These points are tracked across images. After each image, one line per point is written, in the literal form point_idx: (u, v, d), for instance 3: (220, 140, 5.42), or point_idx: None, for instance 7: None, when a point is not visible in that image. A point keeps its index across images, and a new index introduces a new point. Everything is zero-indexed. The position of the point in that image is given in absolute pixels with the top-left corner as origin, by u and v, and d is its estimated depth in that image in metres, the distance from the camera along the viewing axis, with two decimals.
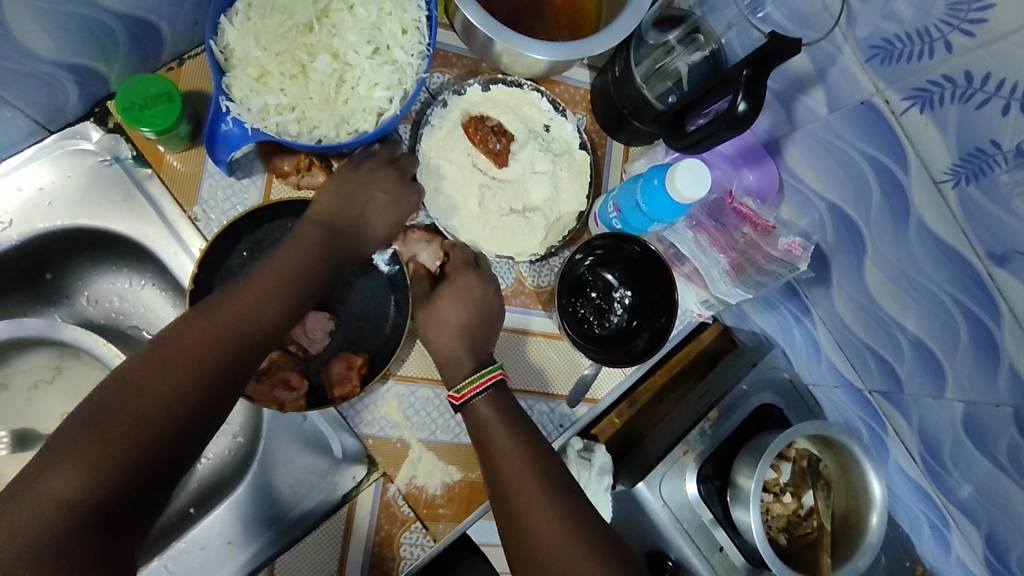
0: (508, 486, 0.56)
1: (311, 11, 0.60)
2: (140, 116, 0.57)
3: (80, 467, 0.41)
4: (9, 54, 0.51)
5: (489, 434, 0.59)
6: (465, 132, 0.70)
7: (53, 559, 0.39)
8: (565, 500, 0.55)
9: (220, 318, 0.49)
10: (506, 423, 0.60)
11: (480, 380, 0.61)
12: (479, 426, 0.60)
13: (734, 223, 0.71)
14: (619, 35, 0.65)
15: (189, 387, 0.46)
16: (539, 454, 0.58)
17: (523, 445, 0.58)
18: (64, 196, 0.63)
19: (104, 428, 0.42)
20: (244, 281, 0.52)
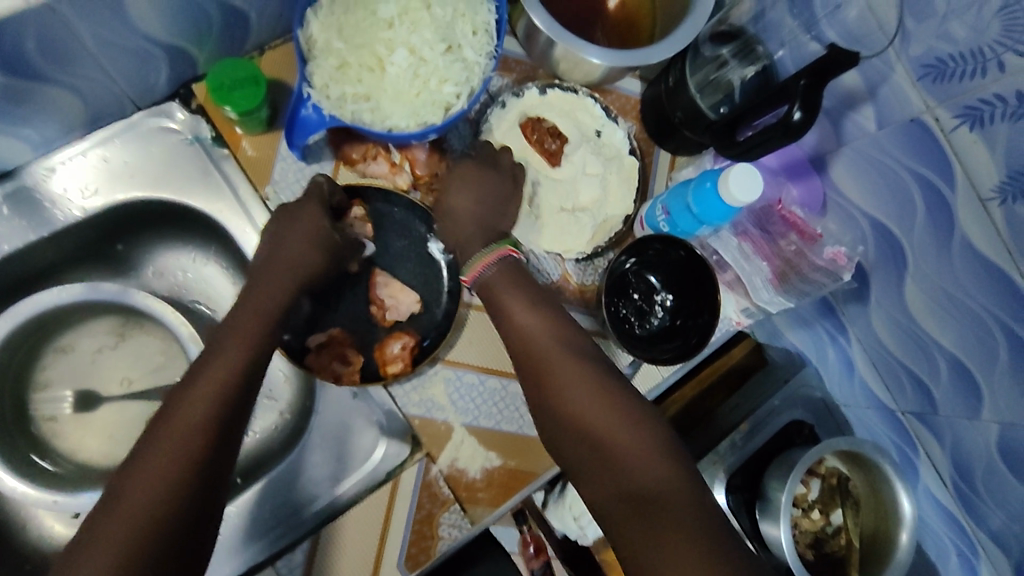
0: (524, 340, 0.62)
1: (392, 9, 0.64)
2: (227, 95, 0.60)
3: (173, 439, 0.49)
4: (117, 28, 0.53)
5: (506, 309, 0.63)
6: (523, 132, 0.73)
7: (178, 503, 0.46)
8: (593, 373, 0.59)
9: (235, 328, 0.58)
10: (525, 304, 0.63)
11: (491, 255, 0.65)
12: (496, 294, 0.64)
13: (781, 231, 0.72)
14: (676, 47, 0.68)
15: (227, 376, 0.54)
16: (557, 330, 0.62)
17: (539, 317, 0.63)
18: (145, 170, 0.67)
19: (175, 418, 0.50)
20: (258, 287, 0.61)
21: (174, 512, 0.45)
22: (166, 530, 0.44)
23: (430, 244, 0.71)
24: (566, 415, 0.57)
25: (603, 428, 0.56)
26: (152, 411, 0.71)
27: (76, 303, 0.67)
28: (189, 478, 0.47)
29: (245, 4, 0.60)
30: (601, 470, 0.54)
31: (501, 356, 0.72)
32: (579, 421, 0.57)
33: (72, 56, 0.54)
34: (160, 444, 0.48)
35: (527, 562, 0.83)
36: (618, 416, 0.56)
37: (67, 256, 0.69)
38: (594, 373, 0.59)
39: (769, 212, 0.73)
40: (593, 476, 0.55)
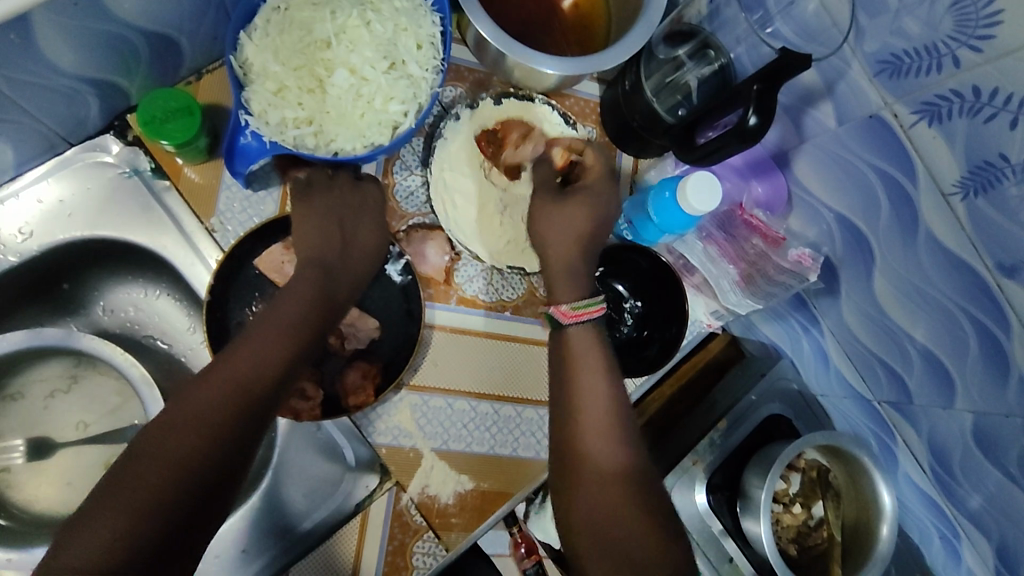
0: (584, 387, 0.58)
1: (330, 27, 0.61)
2: (160, 129, 0.58)
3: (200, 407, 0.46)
4: (32, 69, 0.50)
5: (578, 368, 0.58)
6: (477, 146, 0.71)
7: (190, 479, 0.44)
8: (637, 475, 0.55)
9: (286, 307, 0.54)
10: (598, 369, 0.59)
11: (589, 307, 0.60)
12: (566, 353, 0.59)
13: (745, 234, 0.71)
14: (630, 52, 0.67)
15: (280, 357, 0.51)
16: (622, 412, 0.57)
17: (608, 384, 0.58)
18: (83, 207, 0.64)
19: (214, 379, 0.48)
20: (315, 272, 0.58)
21: (193, 484, 0.43)
22: (167, 510, 0.42)
23: (387, 266, 0.69)
24: (601, 505, 0.53)
25: (636, 538, 0.52)
26: (110, 455, 0.69)
27: (20, 350, 0.64)
28: (208, 457, 0.45)
29: (174, 32, 0.57)
30: (625, 575, 0.51)
31: (467, 376, 0.70)
32: (614, 523, 0.52)
33: None
34: (195, 405, 0.46)
35: (519, 563, 0.78)
36: (654, 528, 0.53)
37: (9, 301, 0.66)
38: (641, 473, 0.56)
39: (732, 216, 0.72)
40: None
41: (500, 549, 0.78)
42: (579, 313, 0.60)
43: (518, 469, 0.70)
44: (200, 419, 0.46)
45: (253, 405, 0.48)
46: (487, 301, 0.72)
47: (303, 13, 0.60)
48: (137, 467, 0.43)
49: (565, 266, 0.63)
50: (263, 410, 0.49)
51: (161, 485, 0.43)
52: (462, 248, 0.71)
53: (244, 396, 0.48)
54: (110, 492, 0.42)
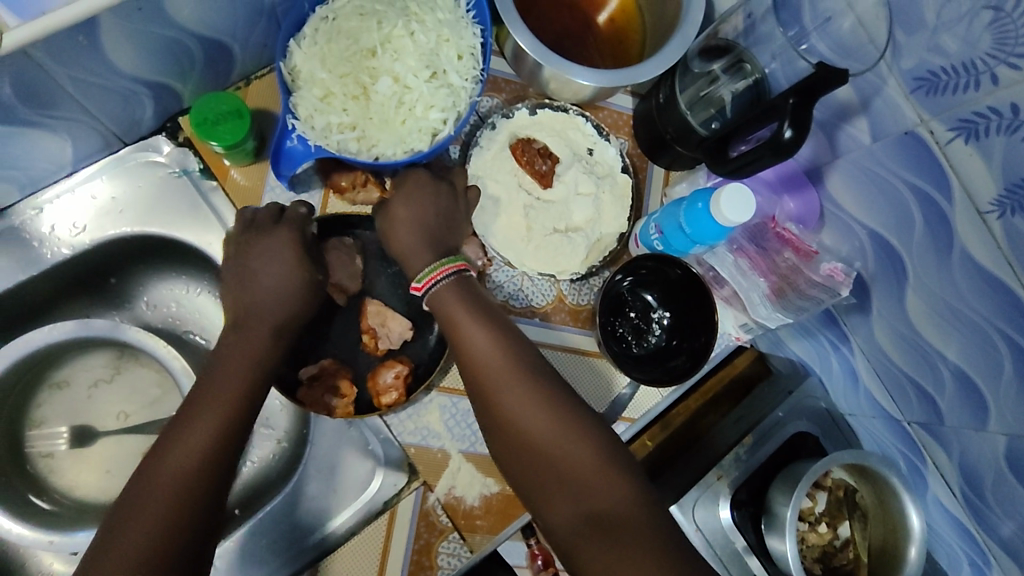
0: (471, 352, 0.59)
1: (375, 36, 0.63)
2: (211, 130, 0.60)
3: (171, 471, 0.49)
4: (97, 69, 0.53)
5: (465, 326, 0.60)
6: (512, 154, 0.72)
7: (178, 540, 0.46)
8: (549, 399, 0.57)
9: (240, 354, 0.56)
10: (491, 332, 0.60)
11: (440, 268, 0.61)
12: (449, 310, 0.61)
13: (776, 247, 0.72)
14: (665, 64, 0.68)
15: (226, 414, 0.53)
16: (521, 359, 0.59)
17: (489, 335, 0.59)
18: (135, 204, 0.67)
19: (170, 459, 0.49)
20: (254, 311, 0.59)
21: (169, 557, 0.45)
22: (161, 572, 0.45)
23: None
24: (521, 440, 0.56)
25: (569, 458, 0.54)
26: (148, 444, 0.71)
27: (69, 339, 0.67)
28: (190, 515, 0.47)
29: (228, 38, 0.60)
30: (572, 496, 0.53)
31: None
32: (540, 452, 0.55)
33: (53, 99, 0.53)
34: (153, 486, 0.48)
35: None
36: (581, 441, 0.55)
37: (58, 293, 0.69)
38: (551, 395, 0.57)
39: (764, 229, 0.72)
40: (561, 503, 0.54)
41: (517, 560, 0.76)
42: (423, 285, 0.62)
43: None
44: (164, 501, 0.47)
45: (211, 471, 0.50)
46: (518, 306, 0.73)
47: (350, 22, 0.62)
48: (111, 558, 0.45)
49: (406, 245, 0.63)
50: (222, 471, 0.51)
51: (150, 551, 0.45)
52: (495, 254, 0.72)
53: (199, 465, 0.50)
54: None
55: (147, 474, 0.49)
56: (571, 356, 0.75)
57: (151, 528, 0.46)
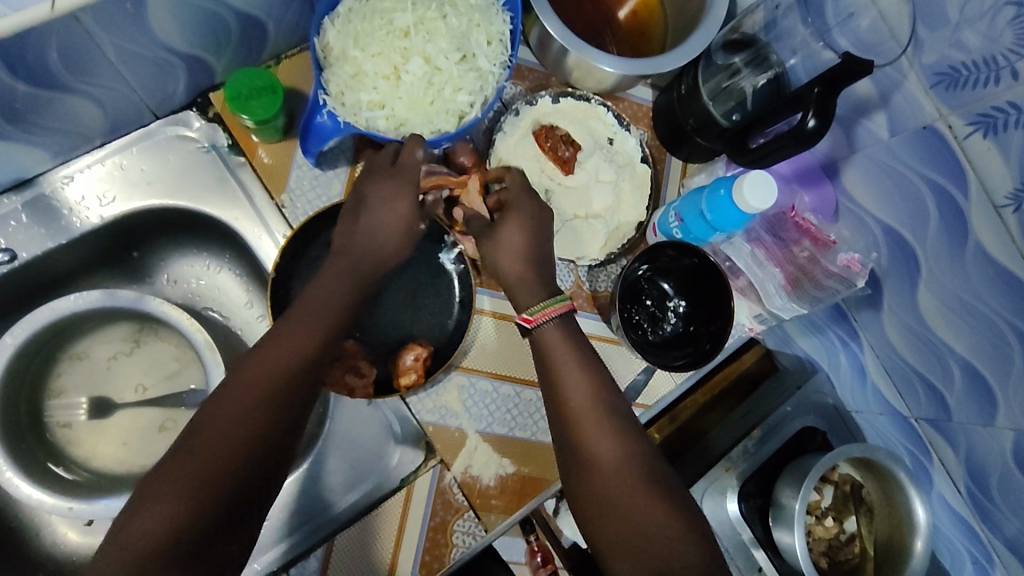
0: (565, 395, 0.56)
1: (409, 18, 0.64)
2: (244, 103, 0.61)
3: (253, 381, 0.49)
4: (139, 38, 0.54)
5: (553, 355, 0.58)
6: (535, 140, 0.74)
7: (255, 446, 0.47)
8: (621, 421, 0.55)
9: (327, 281, 0.56)
10: (580, 363, 0.57)
11: (552, 306, 0.58)
12: (543, 347, 0.58)
13: (794, 237, 0.73)
14: (690, 55, 0.69)
15: (313, 342, 0.53)
16: (601, 382, 0.57)
17: (589, 373, 0.57)
18: (161, 177, 0.67)
19: (255, 367, 0.50)
20: (333, 272, 0.57)
21: (247, 459, 0.46)
22: (233, 480, 0.45)
23: (441, 255, 0.71)
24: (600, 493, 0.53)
25: (621, 491, 0.52)
26: (165, 417, 0.72)
27: (93, 309, 0.67)
28: (269, 425, 0.48)
29: (263, 14, 0.61)
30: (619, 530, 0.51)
31: (517, 362, 0.72)
32: (600, 474, 0.53)
33: (94, 66, 0.54)
34: (234, 393, 0.48)
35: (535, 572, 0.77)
36: (655, 491, 0.52)
37: (84, 263, 0.69)
38: (631, 434, 0.55)
39: (782, 218, 0.73)
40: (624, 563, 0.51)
41: (517, 556, 0.79)
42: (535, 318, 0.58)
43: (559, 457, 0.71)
44: (205, 459, 0.45)
45: (258, 436, 0.47)
46: None
47: (386, 2, 0.63)
48: (183, 457, 0.45)
49: (520, 279, 0.60)
50: (274, 431, 0.48)
51: (227, 455, 0.46)
52: None
53: (246, 428, 0.47)
54: (164, 478, 0.44)
55: (228, 381, 0.49)
56: (588, 342, 0.75)
57: (229, 434, 0.46)
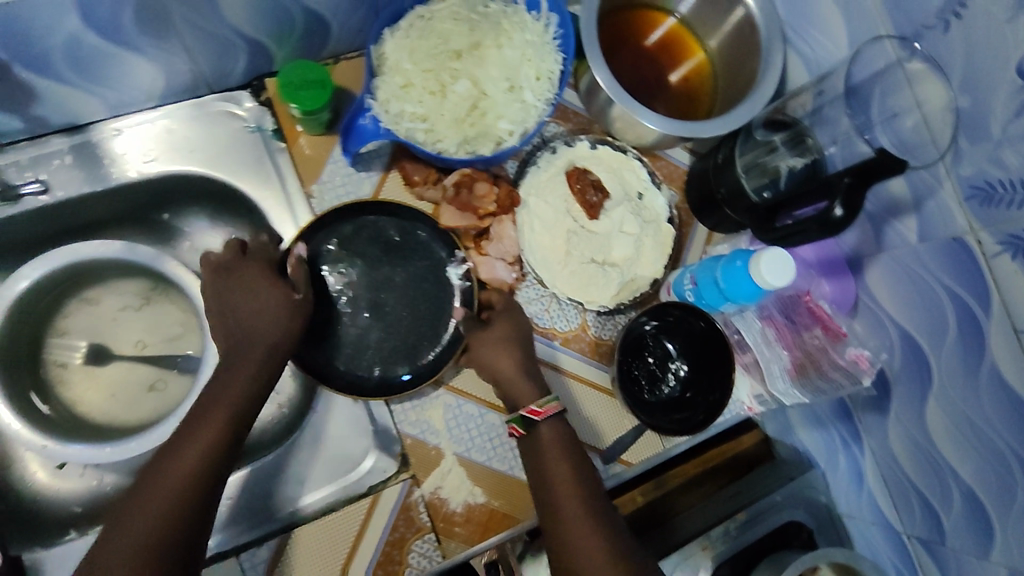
0: (553, 486, 0.56)
1: (464, 42, 0.66)
2: (294, 93, 0.64)
3: (185, 460, 0.50)
4: (208, 14, 0.57)
5: (550, 472, 0.57)
6: (567, 180, 0.74)
7: (180, 516, 0.47)
8: (602, 515, 0.54)
9: (257, 333, 0.58)
10: (569, 456, 0.58)
11: (546, 406, 0.60)
12: (541, 447, 0.59)
13: (806, 322, 0.70)
14: (729, 126, 0.70)
15: (236, 400, 0.54)
16: (591, 486, 0.57)
17: (570, 459, 0.58)
18: (205, 147, 0.70)
19: (187, 444, 0.51)
20: (246, 294, 0.59)
21: (176, 527, 0.47)
22: (168, 547, 0.46)
23: (448, 268, 0.71)
24: None
25: None
26: (158, 377, 0.73)
27: (112, 259, 0.68)
28: (197, 493, 0.49)
29: (329, 14, 0.64)
30: None
31: None
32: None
33: (161, 32, 0.57)
34: (156, 479, 0.49)
35: None
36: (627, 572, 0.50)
37: (117, 215, 0.72)
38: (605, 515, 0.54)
39: (796, 301, 0.71)
40: None
41: None
42: (542, 411, 0.60)
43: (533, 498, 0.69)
44: (140, 534, 0.46)
45: (173, 535, 0.46)
46: (539, 325, 0.74)
47: (445, 24, 0.65)
48: (117, 541, 0.45)
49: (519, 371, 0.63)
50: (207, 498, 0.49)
51: (152, 533, 0.46)
52: (530, 270, 0.74)
53: (179, 497, 0.48)
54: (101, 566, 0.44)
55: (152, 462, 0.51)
56: (580, 386, 0.74)
57: (146, 521, 0.46)
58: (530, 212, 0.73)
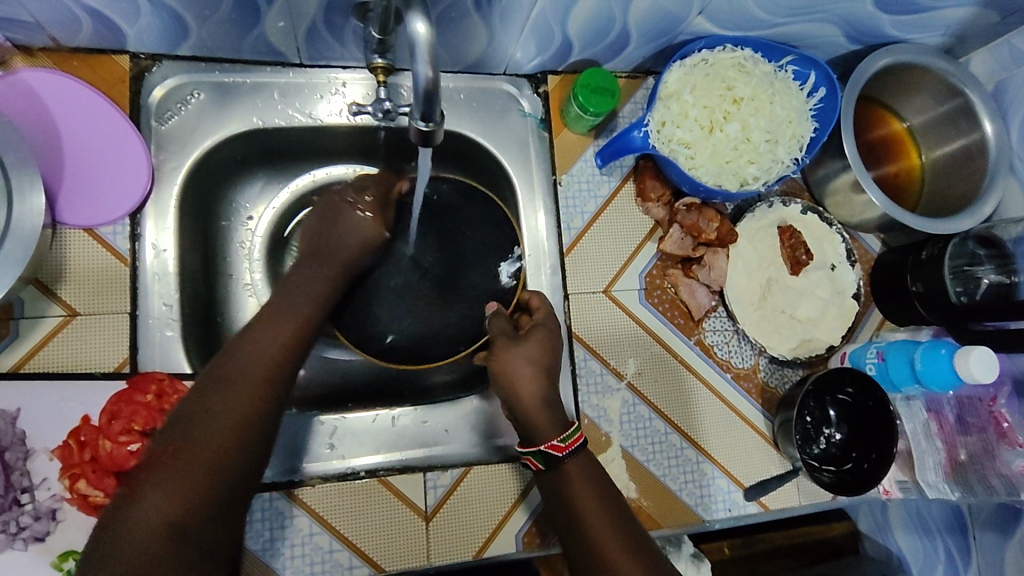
0: (589, 527, 0.59)
1: (745, 91, 0.74)
2: (589, 96, 0.73)
3: (217, 413, 0.50)
4: (556, 14, 0.65)
5: (581, 512, 0.59)
6: (778, 234, 0.81)
7: (224, 462, 0.49)
8: (622, 524, 0.59)
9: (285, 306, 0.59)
10: (599, 495, 0.60)
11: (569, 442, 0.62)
12: (561, 471, 0.61)
13: (981, 423, 0.76)
14: (947, 228, 0.75)
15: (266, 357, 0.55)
16: (627, 524, 0.59)
17: (604, 501, 0.60)
18: (484, 117, 0.78)
19: (217, 396, 0.51)
20: (252, 330, 0.56)
21: (217, 472, 0.48)
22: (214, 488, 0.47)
23: (503, 265, 0.72)
24: None
25: None
26: None
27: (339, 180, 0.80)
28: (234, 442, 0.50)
29: (635, 36, 0.72)
30: None
31: (675, 406, 0.78)
32: None
33: (511, 18, 0.66)
34: (191, 429, 0.49)
35: None
36: None
37: (359, 147, 0.78)
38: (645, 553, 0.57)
39: (977, 404, 0.77)
40: None
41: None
42: (564, 446, 0.61)
43: (677, 507, 0.75)
44: (185, 478, 0.47)
45: (217, 478, 0.48)
46: (718, 355, 0.80)
47: (730, 71, 0.74)
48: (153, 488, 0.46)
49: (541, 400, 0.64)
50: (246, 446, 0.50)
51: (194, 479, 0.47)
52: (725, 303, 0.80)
53: (218, 447, 0.49)
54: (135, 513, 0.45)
55: (177, 417, 0.51)
56: (739, 420, 0.79)
57: (183, 467, 0.47)
58: (738, 254, 0.79)
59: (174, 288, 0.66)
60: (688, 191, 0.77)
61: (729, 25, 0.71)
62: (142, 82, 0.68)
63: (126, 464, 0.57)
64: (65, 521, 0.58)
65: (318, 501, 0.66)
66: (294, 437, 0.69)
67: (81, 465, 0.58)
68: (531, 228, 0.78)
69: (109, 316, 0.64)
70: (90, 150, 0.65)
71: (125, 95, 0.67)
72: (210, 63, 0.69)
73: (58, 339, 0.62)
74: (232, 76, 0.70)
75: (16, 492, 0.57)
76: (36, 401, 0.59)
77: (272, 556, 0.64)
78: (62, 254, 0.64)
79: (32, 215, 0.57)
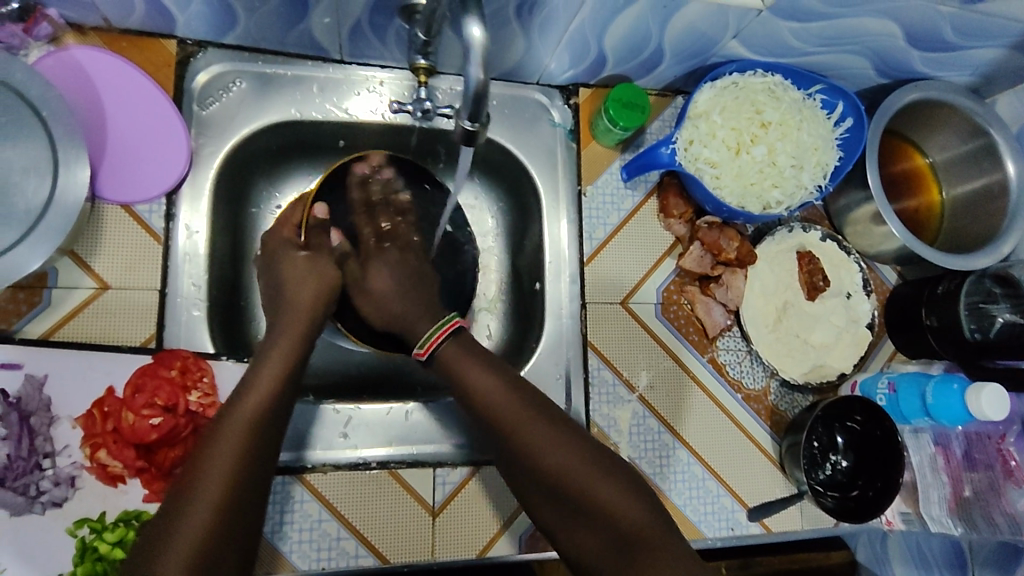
0: (496, 411, 0.58)
1: (774, 116, 0.76)
2: (621, 111, 0.74)
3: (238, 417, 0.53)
4: (593, 28, 0.67)
5: (476, 393, 0.59)
6: (797, 259, 0.82)
7: (250, 461, 0.51)
8: (543, 415, 0.57)
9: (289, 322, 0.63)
10: (488, 371, 0.60)
11: (439, 330, 0.63)
12: (451, 364, 0.61)
13: (989, 460, 0.77)
14: (965, 265, 0.76)
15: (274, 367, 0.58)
16: (529, 394, 0.59)
17: (499, 377, 0.59)
18: (514, 123, 0.80)
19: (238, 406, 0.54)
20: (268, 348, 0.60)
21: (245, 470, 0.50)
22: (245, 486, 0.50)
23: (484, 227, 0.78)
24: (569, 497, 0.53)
25: (589, 494, 0.53)
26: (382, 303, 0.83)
27: None
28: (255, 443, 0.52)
29: (668, 56, 0.73)
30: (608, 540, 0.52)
31: (683, 421, 0.78)
32: (572, 491, 0.53)
33: (549, 29, 0.67)
34: (219, 438, 0.51)
35: None
36: (594, 468, 0.54)
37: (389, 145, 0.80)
38: (561, 425, 0.57)
39: (985, 441, 0.78)
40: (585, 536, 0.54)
41: None
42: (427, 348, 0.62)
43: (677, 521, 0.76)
44: (218, 478, 0.49)
45: (246, 475, 0.50)
46: (730, 374, 0.81)
47: (760, 95, 0.75)
48: (191, 494, 0.48)
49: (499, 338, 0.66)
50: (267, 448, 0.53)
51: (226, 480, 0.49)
52: (739, 323, 0.81)
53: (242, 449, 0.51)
54: (177, 520, 0.46)
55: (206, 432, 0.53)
56: (746, 439, 0.80)
57: (214, 468, 0.49)
58: (754, 276, 0.80)
59: (203, 270, 0.68)
60: (711, 210, 0.78)
61: (763, 50, 0.72)
62: (187, 67, 0.70)
63: (147, 438, 0.60)
64: (83, 489, 0.59)
65: (326, 488, 0.67)
66: (308, 425, 0.69)
67: (103, 436, 0.60)
68: (553, 235, 0.79)
69: (139, 292, 0.65)
70: (133, 130, 0.67)
71: (170, 78, 0.69)
72: (253, 54, 0.71)
73: (90, 310, 0.64)
74: (275, 68, 0.72)
75: (38, 457, 0.58)
76: (64, 369, 0.60)
77: (280, 538, 0.65)
78: (99, 228, 0.65)
79: (77, 188, 0.58)
